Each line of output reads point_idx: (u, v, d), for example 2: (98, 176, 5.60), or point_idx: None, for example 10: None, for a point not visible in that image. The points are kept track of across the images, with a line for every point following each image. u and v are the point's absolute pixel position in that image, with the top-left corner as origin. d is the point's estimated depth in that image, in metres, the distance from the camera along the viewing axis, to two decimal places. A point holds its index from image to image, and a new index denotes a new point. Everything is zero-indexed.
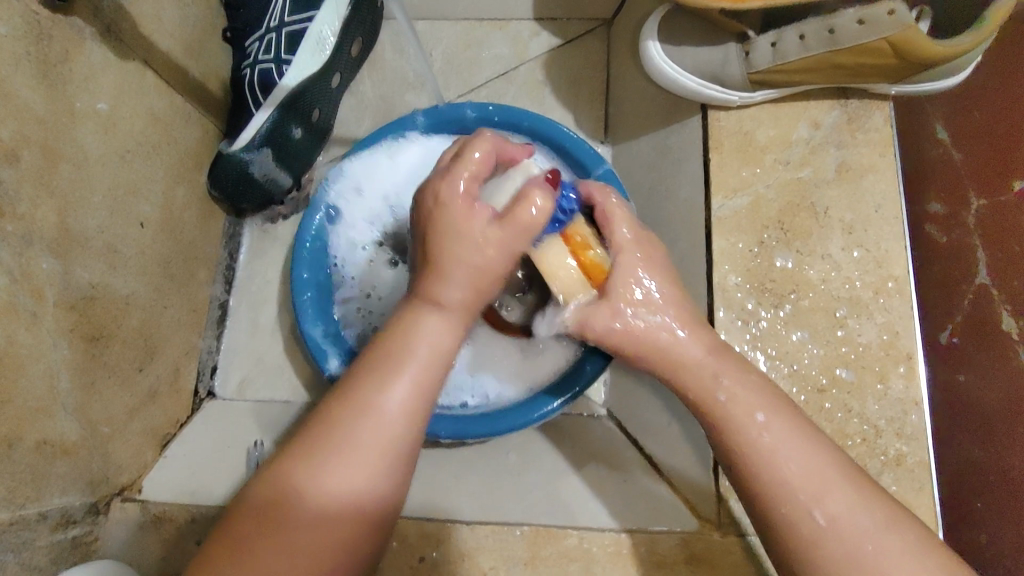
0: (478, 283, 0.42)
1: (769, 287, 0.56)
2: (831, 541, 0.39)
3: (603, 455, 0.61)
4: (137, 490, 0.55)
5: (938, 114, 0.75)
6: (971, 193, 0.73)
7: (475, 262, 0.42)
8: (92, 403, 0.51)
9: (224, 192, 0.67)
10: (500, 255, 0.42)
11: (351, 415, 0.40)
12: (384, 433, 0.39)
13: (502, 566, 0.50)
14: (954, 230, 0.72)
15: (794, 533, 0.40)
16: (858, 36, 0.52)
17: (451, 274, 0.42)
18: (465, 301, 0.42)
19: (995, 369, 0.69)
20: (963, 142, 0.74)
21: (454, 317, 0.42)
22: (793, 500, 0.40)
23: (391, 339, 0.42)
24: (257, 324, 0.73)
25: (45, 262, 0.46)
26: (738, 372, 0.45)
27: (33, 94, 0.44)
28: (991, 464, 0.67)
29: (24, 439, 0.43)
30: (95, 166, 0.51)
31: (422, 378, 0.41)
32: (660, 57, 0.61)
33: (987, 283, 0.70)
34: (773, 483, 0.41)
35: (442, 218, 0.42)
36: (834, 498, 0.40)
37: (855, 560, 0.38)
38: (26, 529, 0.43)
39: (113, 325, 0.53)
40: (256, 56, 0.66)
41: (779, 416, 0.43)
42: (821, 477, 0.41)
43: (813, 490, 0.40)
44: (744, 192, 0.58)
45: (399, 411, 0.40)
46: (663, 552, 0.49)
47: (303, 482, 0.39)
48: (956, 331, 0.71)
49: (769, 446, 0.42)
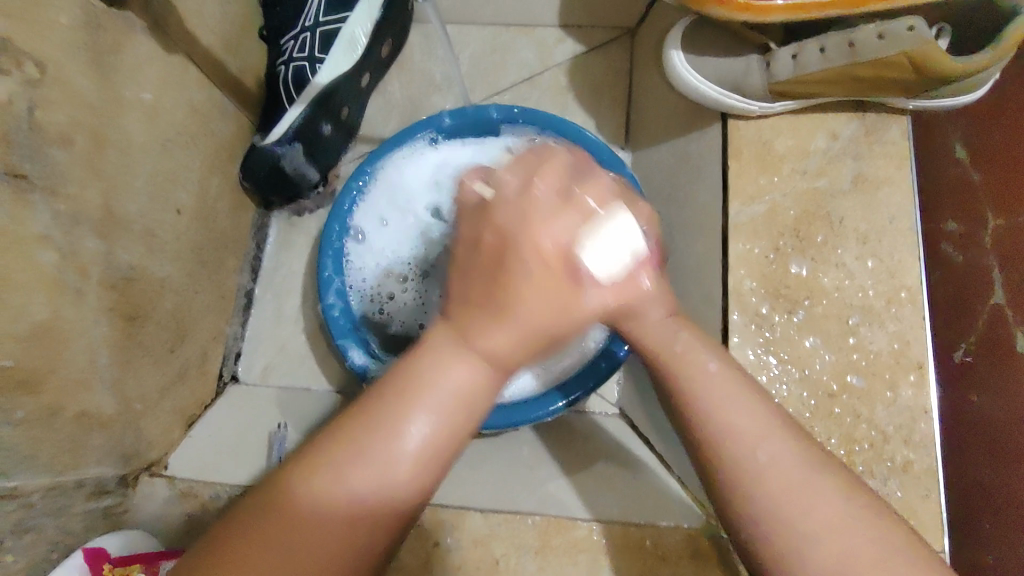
0: (534, 342, 0.35)
1: (783, 293, 0.57)
2: (770, 480, 0.38)
3: (614, 452, 0.63)
4: (165, 465, 0.57)
5: (958, 133, 0.76)
6: (988, 213, 0.74)
7: (538, 321, 0.34)
8: (125, 378, 0.53)
9: (254, 182, 0.70)
10: (538, 309, 0.34)
11: (353, 447, 0.34)
12: (397, 476, 0.34)
13: (514, 552, 0.52)
14: (970, 249, 0.73)
15: (734, 476, 0.39)
16: (878, 49, 0.54)
17: (487, 327, 0.34)
18: (512, 356, 0.35)
19: (1006, 392, 0.69)
20: (981, 163, 0.75)
21: (493, 371, 0.35)
22: (729, 442, 0.39)
23: (411, 376, 0.35)
24: (281, 312, 0.75)
25: (90, 242, 0.48)
26: (698, 351, 0.43)
27: (86, 82, 0.47)
28: (996, 482, 0.68)
29: (65, 410, 0.46)
30: (139, 152, 0.53)
31: (447, 419, 0.34)
32: (683, 67, 0.63)
33: (1004, 304, 0.71)
34: (718, 430, 0.40)
35: (513, 262, 0.35)
36: (772, 440, 0.39)
37: (790, 516, 0.37)
38: (62, 496, 0.46)
39: (149, 306, 0.55)
40: (292, 54, 0.68)
41: (729, 374, 0.42)
42: (761, 428, 0.40)
43: (754, 433, 0.39)
44: (761, 200, 0.59)
45: (414, 460, 0.34)
46: (673, 546, 0.51)
47: (297, 512, 0.33)
48: (970, 350, 0.71)
49: (697, 389, 0.41)
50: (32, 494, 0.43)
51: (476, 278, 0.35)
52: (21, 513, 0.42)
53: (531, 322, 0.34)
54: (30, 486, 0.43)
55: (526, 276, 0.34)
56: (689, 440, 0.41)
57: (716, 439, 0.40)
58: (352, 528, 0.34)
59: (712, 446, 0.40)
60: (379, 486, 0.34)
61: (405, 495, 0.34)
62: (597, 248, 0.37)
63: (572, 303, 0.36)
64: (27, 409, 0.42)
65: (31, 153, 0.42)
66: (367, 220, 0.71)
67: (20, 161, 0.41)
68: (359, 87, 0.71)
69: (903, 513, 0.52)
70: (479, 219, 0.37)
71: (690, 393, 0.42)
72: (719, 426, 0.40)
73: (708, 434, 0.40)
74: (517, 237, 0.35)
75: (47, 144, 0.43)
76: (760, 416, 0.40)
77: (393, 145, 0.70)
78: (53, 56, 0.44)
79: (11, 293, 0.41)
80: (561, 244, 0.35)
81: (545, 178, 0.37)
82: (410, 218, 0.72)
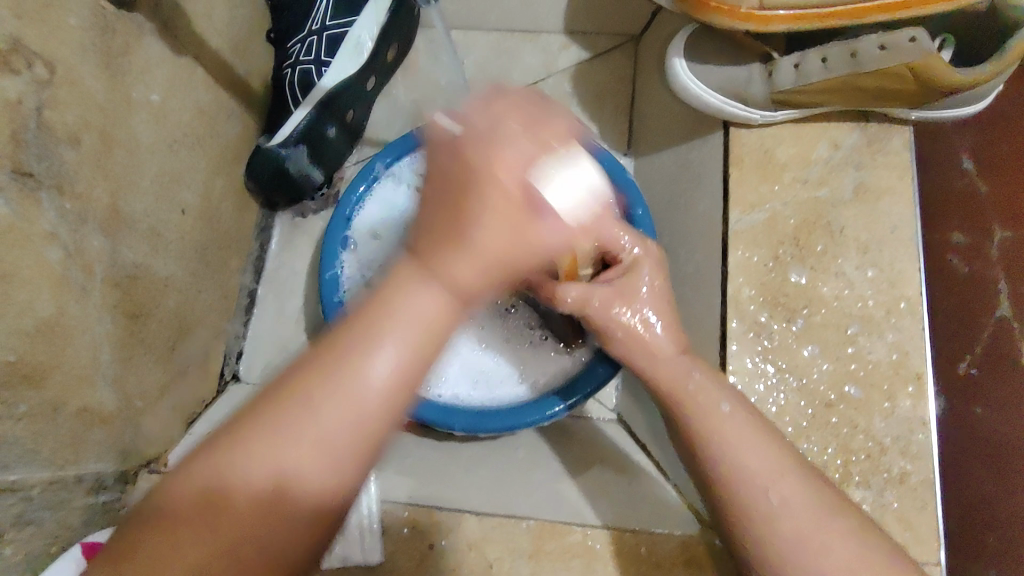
0: (499, 270, 0.35)
1: (782, 301, 0.57)
2: (782, 521, 0.42)
3: (611, 456, 0.63)
4: (164, 463, 0.58)
5: (965, 146, 0.76)
6: (995, 225, 0.74)
7: (495, 246, 0.35)
8: (127, 375, 0.53)
9: (258, 184, 0.70)
10: (495, 238, 0.35)
11: (284, 409, 0.33)
12: (364, 417, 0.33)
13: (508, 556, 0.52)
14: (976, 261, 0.73)
15: (747, 514, 0.43)
16: (881, 60, 0.53)
17: (448, 254, 0.34)
18: (477, 287, 0.35)
19: (1010, 407, 0.70)
20: (988, 175, 0.75)
21: (459, 301, 0.34)
22: (745, 483, 0.44)
23: (378, 304, 0.34)
24: (283, 312, 0.76)
25: (96, 240, 0.49)
26: (710, 394, 0.48)
27: (96, 83, 0.47)
28: (1000, 495, 0.68)
29: (67, 405, 0.46)
30: (145, 152, 0.54)
31: (414, 349, 0.34)
32: (685, 74, 0.63)
33: (1008, 316, 0.71)
34: (739, 469, 0.44)
35: (477, 189, 0.35)
36: (785, 482, 0.43)
37: (797, 550, 0.42)
38: (61, 491, 0.47)
39: (152, 304, 0.56)
40: (297, 57, 0.69)
41: (742, 415, 0.47)
42: (773, 463, 0.44)
43: (767, 474, 0.44)
44: (762, 208, 0.59)
45: (378, 398, 0.33)
46: (667, 552, 0.51)
47: (266, 456, 0.33)
48: (974, 363, 0.71)
49: (715, 428, 0.46)
50: (31, 489, 0.44)
51: (440, 206, 0.36)
52: (20, 507, 0.43)
53: (497, 251, 0.35)
54: (30, 480, 0.44)
55: (473, 194, 0.35)
56: (705, 477, 0.46)
57: (733, 478, 0.44)
58: (317, 469, 0.33)
59: (726, 481, 0.45)
60: (343, 424, 0.33)
61: (360, 436, 0.34)
62: (554, 181, 0.37)
63: (535, 236, 0.36)
64: (30, 403, 0.43)
65: (40, 151, 0.43)
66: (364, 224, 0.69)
67: (29, 159, 0.42)
68: (365, 91, 0.71)
69: (899, 523, 0.52)
70: (446, 148, 0.37)
71: (708, 435, 0.46)
72: (734, 468, 0.45)
73: (727, 476, 0.45)
74: (477, 169, 0.36)
75: (55, 143, 0.44)
76: (774, 458, 0.45)
77: (391, 149, 0.70)
78: (64, 57, 0.44)
79: (15, 289, 0.41)
80: (522, 176, 0.36)
81: (511, 119, 0.37)
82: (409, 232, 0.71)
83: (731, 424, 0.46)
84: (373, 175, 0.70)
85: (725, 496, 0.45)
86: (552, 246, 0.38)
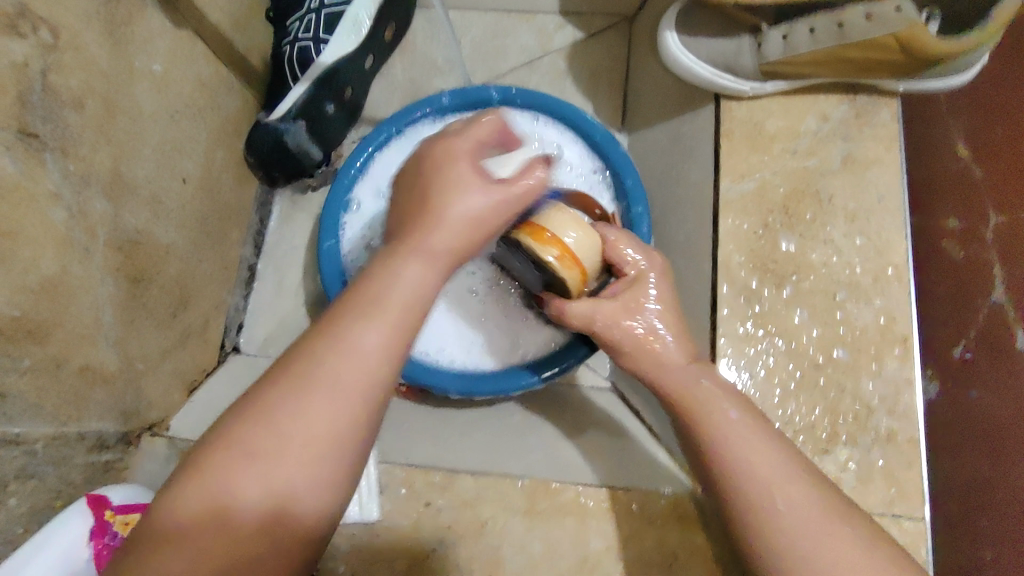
0: (475, 236, 0.41)
1: (771, 268, 0.58)
2: (792, 525, 0.42)
3: (604, 422, 0.64)
4: (166, 427, 0.59)
5: (960, 131, 0.76)
6: (989, 210, 0.73)
7: (473, 212, 0.41)
8: (130, 338, 0.55)
9: (259, 158, 0.72)
10: (468, 205, 0.41)
11: (276, 405, 0.35)
12: (366, 372, 0.36)
13: (501, 514, 0.53)
14: (971, 247, 0.73)
15: (756, 518, 0.43)
16: (866, 31, 0.54)
17: (434, 227, 0.40)
18: (451, 253, 0.40)
19: (1007, 390, 0.68)
20: (986, 161, 0.75)
21: (438, 267, 0.40)
22: (754, 491, 0.43)
23: (368, 288, 0.38)
24: (283, 286, 0.77)
25: (99, 204, 0.50)
26: (719, 403, 0.47)
27: (99, 50, 0.49)
28: (1001, 481, 0.66)
29: (70, 362, 0.48)
30: (147, 121, 0.55)
31: (406, 320, 0.38)
32: (677, 48, 0.64)
33: (1006, 302, 0.70)
34: (746, 474, 0.44)
35: (442, 171, 0.42)
36: (793, 488, 0.43)
37: (807, 553, 0.41)
38: (65, 446, 0.48)
39: (153, 270, 0.57)
40: (297, 34, 0.70)
41: (751, 422, 0.46)
42: (780, 471, 0.44)
43: (775, 480, 0.43)
44: (751, 177, 0.61)
45: (370, 364, 0.37)
46: (657, 510, 0.53)
47: (255, 468, 0.34)
48: (969, 347, 0.71)
49: (723, 437, 0.46)
50: (36, 442, 0.45)
51: (408, 190, 0.43)
52: (25, 459, 0.44)
53: (473, 215, 0.41)
54: (34, 434, 0.45)
55: (438, 173, 0.42)
56: (713, 479, 0.46)
57: (742, 484, 0.44)
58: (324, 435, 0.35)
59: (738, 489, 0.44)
60: (336, 403, 0.36)
61: (355, 416, 0.36)
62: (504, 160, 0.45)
63: (503, 201, 0.42)
64: (34, 358, 0.44)
65: (45, 114, 0.44)
66: (363, 194, 0.71)
67: (34, 121, 0.43)
68: (363, 69, 0.72)
69: (885, 482, 0.53)
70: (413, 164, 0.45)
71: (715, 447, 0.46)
72: (744, 473, 0.44)
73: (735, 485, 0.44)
74: (440, 159, 0.43)
75: (60, 107, 0.45)
76: (780, 464, 0.44)
77: (392, 122, 0.71)
78: (69, 23, 0.45)
79: (22, 246, 0.43)
80: (472, 159, 0.43)
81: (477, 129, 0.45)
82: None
83: (744, 435, 0.45)
84: (371, 151, 0.71)
85: (734, 496, 0.44)
86: (517, 212, 0.44)
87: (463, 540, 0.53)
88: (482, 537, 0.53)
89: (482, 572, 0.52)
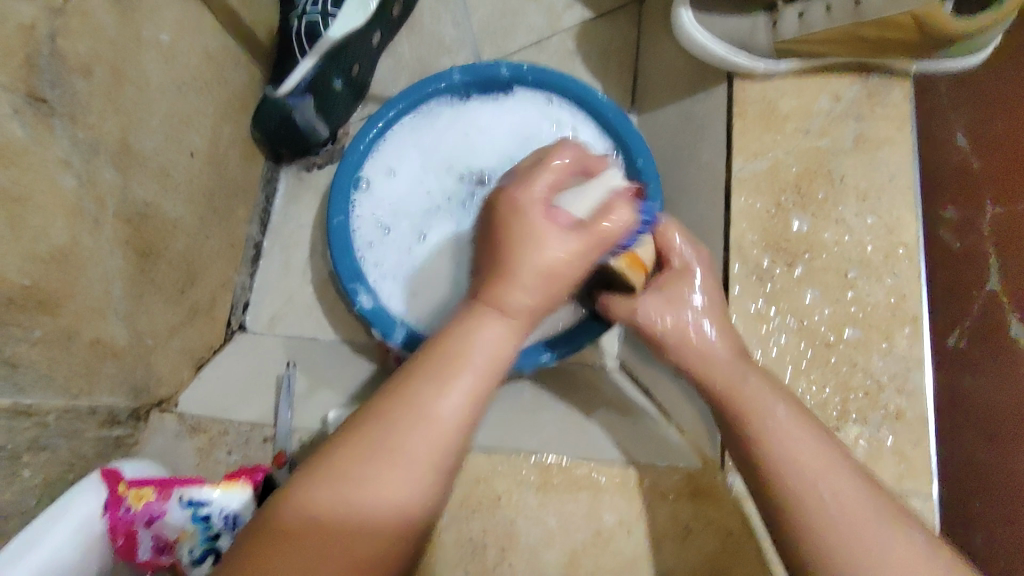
0: (554, 287, 0.40)
1: (783, 246, 0.58)
2: (831, 511, 0.40)
3: (613, 400, 0.64)
4: (174, 403, 0.58)
5: (960, 117, 0.67)
6: (986, 195, 0.64)
7: (549, 265, 0.39)
8: (138, 313, 0.54)
9: (265, 134, 0.71)
10: (538, 255, 0.39)
11: (374, 428, 0.36)
12: (438, 438, 0.36)
13: (514, 490, 0.53)
14: (969, 236, 0.64)
15: (791, 509, 0.41)
16: (883, 8, 0.54)
17: (515, 276, 0.39)
18: (531, 308, 0.40)
19: (1006, 379, 0.59)
20: (981, 142, 0.65)
21: (518, 325, 0.40)
22: (792, 477, 0.41)
23: (447, 339, 0.39)
24: (289, 265, 0.76)
25: (108, 173, 0.49)
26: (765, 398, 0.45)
27: (107, 16, 0.47)
28: (1000, 477, 0.59)
29: (81, 335, 0.47)
30: (155, 93, 0.54)
31: (485, 376, 0.38)
32: (691, 24, 0.63)
33: (998, 291, 0.61)
34: (795, 465, 0.42)
35: (517, 221, 0.41)
36: (833, 476, 0.41)
37: (854, 548, 0.38)
38: (76, 420, 0.47)
39: (161, 244, 0.56)
40: (305, 8, 0.69)
41: (795, 413, 0.45)
42: (825, 461, 0.42)
43: (816, 469, 0.41)
44: (764, 156, 0.61)
45: (453, 425, 0.37)
46: (670, 486, 0.53)
47: (355, 480, 0.35)
48: (965, 335, 0.63)
49: (771, 428, 0.44)
50: (46, 415, 0.45)
51: (488, 243, 0.42)
52: (36, 432, 0.44)
53: (546, 265, 0.39)
54: (45, 406, 0.44)
55: (515, 224, 0.41)
56: (752, 474, 0.44)
57: (779, 471, 0.42)
58: (413, 466, 0.36)
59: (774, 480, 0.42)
60: (425, 435, 0.36)
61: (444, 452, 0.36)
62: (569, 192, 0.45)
63: (563, 262, 0.40)
64: (45, 329, 0.44)
65: (54, 79, 0.43)
66: (376, 171, 0.71)
67: (43, 86, 0.42)
68: (371, 46, 0.71)
69: (895, 458, 0.53)
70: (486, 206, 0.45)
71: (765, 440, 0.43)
72: (783, 460, 0.42)
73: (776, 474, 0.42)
74: (503, 198, 0.43)
75: (68, 73, 0.44)
76: (822, 454, 0.42)
77: (401, 99, 0.70)
78: None
79: (32, 213, 0.42)
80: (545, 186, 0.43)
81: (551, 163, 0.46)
82: (417, 174, 0.72)
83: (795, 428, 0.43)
84: (381, 127, 0.70)
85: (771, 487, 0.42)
86: (588, 262, 0.42)
87: (476, 515, 0.52)
88: (496, 512, 0.53)
89: (496, 546, 0.52)
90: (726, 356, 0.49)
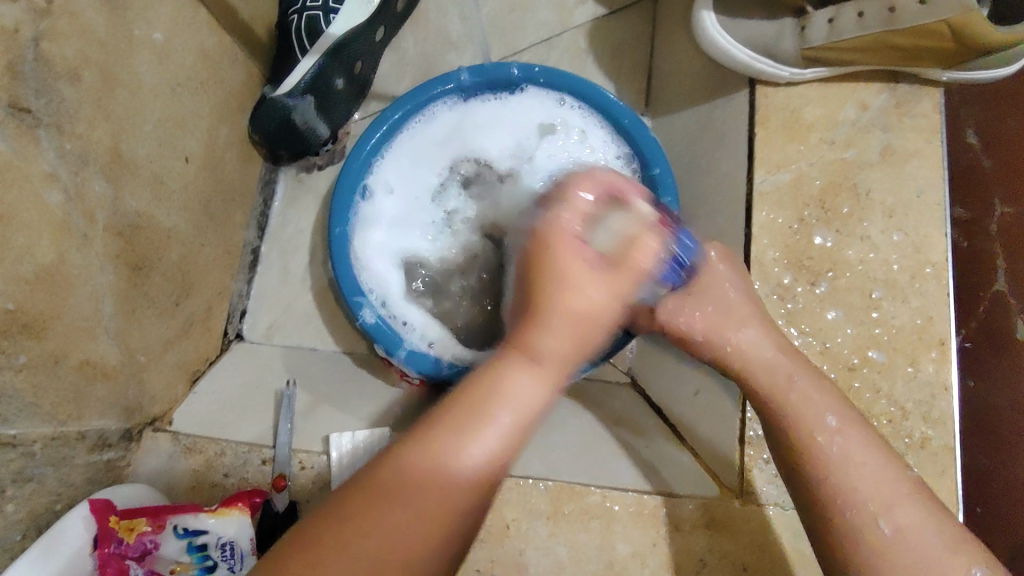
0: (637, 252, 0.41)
1: (805, 265, 0.56)
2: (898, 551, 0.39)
3: (624, 420, 0.62)
4: (169, 421, 0.56)
5: (971, 119, 0.71)
6: (995, 200, 0.70)
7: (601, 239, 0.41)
8: (131, 330, 0.51)
9: (264, 136, 0.68)
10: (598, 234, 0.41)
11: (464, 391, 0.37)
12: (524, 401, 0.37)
13: (524, 517, 0.51)
14: (977, 237, 0.70)
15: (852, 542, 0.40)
16: (917, 16, 0.51)
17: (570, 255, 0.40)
18: (608, 283, 0.39)
19: (1007, 380, 0.67)
20: (994, 150, 0.71)
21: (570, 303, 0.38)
22: (855, 505, 0.40)
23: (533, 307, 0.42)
24: (288, 271, 0.74)
25: (97, 185, 0.46)
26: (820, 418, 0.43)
27: (96, 16, 0.44)
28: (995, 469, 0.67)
29: (69, 358, 0.44)
30: (148, 96, 0.51)
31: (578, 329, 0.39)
32: (713, 28, 0.61)
33: (1005, 291, 0.68)
34: (852, 488, 0.41)
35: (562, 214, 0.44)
36: (902, 508, 0.40)
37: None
38: (64, 446, 0.45)
39: (155, 257, 0.53)
40: (304, 3, 0.66)
41: (857, 427, 0.43)
42: (889, 488, 0.40)
43: (881, 501, 0.40)
44: (787, 168, 0.58)
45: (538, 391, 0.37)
46: (686, 515, 0.51)
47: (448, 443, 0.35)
48: (970, 337, 0.69)
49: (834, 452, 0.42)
50: (33, 443, 0.42)
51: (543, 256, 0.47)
52: (22, 462, 0.41)
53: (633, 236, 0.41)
54: (31, 435, 0.42)
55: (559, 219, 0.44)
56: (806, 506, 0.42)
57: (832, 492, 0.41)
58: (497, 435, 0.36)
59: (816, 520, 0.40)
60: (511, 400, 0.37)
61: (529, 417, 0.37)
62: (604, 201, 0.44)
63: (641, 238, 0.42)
64: (30, 354, 0.41)
65: (39, 87, 0.40)
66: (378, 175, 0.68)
67: (27, 94, 0.39)
68: (374, 42, 0.68)
69: None
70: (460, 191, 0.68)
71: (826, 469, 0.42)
72: (841, 487, 0.41)
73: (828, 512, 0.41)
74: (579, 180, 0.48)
75: (55, 79, 0.41)
76: (884, 482, 0.41)
77: (405, 101, 0.67)
78: None
79: (14, 232, 0.39)
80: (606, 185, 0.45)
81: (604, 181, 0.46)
82: (417, 173, 0.70)
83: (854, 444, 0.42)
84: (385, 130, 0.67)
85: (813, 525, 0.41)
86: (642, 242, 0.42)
87: (485, 543, 0.51)
88: (506, 541, 0.51)
89: None
90: (768, 354, 0.47)
